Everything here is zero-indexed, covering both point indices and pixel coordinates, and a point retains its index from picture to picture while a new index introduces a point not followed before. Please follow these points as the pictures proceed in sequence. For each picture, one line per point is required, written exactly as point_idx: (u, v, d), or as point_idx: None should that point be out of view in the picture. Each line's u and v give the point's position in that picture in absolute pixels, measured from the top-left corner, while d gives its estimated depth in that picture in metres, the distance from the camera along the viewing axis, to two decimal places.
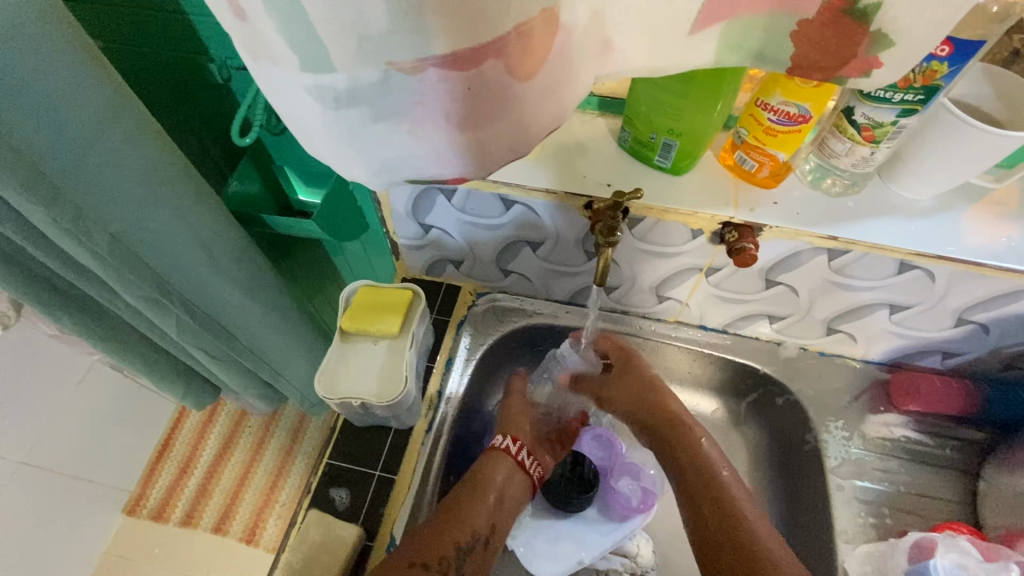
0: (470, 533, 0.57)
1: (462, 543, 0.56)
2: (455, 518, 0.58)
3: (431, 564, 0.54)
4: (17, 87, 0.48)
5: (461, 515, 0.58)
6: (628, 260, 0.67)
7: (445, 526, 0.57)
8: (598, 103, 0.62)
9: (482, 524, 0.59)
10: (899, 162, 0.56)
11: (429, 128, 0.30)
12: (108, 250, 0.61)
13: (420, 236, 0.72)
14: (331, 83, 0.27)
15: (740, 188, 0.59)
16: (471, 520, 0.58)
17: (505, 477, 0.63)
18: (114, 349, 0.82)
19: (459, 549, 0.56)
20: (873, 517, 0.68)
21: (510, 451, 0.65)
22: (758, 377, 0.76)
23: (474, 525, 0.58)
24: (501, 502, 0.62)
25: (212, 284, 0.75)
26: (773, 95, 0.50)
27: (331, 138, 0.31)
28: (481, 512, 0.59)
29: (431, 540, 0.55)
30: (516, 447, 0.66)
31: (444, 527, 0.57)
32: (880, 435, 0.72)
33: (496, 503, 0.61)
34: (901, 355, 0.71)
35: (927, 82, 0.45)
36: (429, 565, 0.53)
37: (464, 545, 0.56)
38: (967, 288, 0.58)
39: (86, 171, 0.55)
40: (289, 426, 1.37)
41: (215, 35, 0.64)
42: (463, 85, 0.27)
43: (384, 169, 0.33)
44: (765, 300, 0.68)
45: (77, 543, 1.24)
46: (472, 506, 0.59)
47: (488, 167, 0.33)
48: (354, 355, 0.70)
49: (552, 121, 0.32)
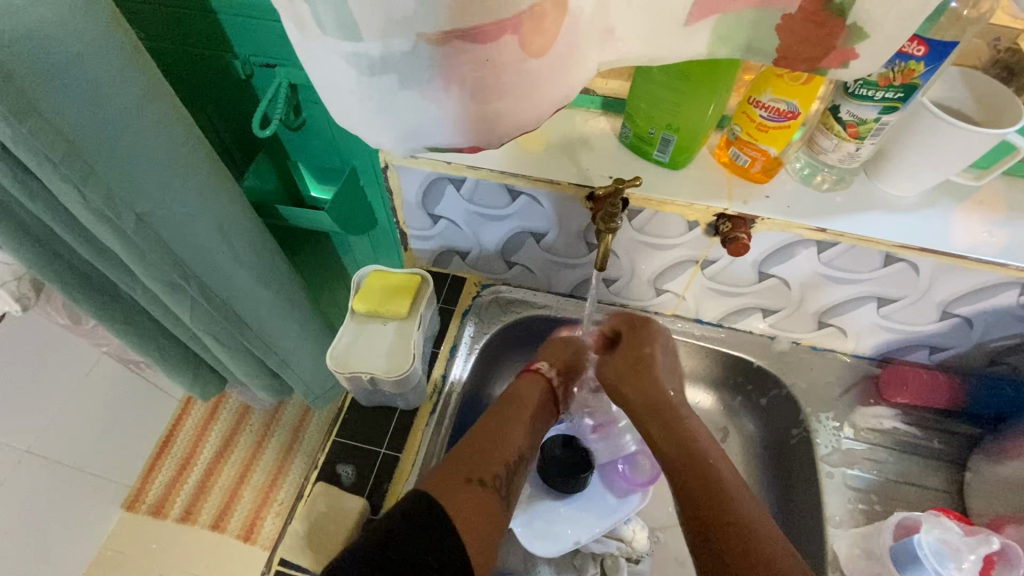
0: (515, 452, 0.62)
1: (510, 462, 0.61)
2: (495, 448, 0.61)
3: (487, 480, 0.58)
4: (63, 69, 0.52)
5: (505, 437, 0.62)
6: (628, 250, 0.70)
7: (496, 446, 0.61)
8: (601, 102, 0.66)
9: (523, 445, 0.63)
10: (884, 159, 0.59)
11: (449, 98, 0.33)
12: (134, 231, 0.64)
13: (429, 227, 0.75)
14: (366, 52, 0.31)
15: (735, 183, 0.62)
16: (515, 441, 0.63)
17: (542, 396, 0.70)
18: (129, 335, 0.85)
19: (508, 468, 0.60)
20: (862, 504, 0.70)
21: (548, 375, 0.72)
22: (752, 370, 0.79)
23: (516, 442, 0.63)
24: (535, 424, 0.67)
25: (228, 270, 0.78)
26: (764, 92, 0.54)
27: (362, 106, 0.35)
28: (521, 433, 0.64)
29: (482, 460, 0.59)
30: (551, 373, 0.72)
31: (497, 446, 0.61)
32: (870, 426, 0.74)
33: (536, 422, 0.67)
34: (890, 350, 0.74)
35: (906, 81, 0.49)
36: (486, 480, 0.58)
37: (511, 465, 0.61)
38: (949, 281, 0.61)
39: (119, 152, 0.59)
40: (290, 423, 1.38)
41: (243, 31, 0.68)
42: (483, 59, 0.31)
43: (407, 136, 0.37)
44: (759, 293, 0.71)
45: (77, 534, 1.25)
46: (511, 430, 0.64)
47: (499, 138, 0.37)
48: (364, 336, 0.73)
49: (559, 98, 0.36)
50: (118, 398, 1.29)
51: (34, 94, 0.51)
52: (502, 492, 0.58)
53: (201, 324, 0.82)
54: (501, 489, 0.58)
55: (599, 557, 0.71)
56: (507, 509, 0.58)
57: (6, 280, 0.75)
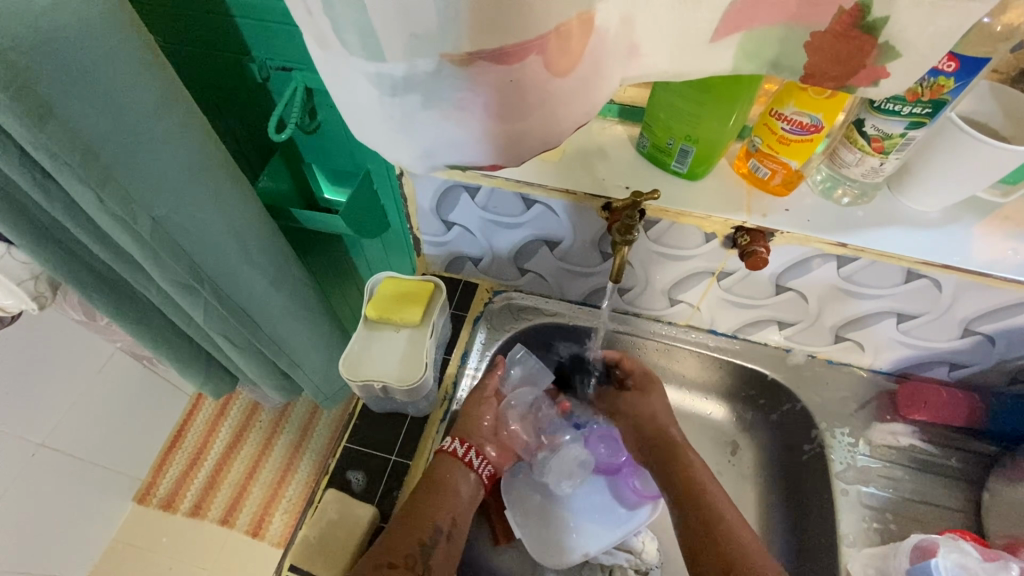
0: (431, 529, 0.60)
1: (425, 540, 0.59)
2: (406, 529, 0.60)
3: (398, 562, 0.57)
4: (82, 73, 0.52)
5: (419, 514, 0.61)
6: (642, 261, 0.69)
7: (405, 527, 0.60)
8: (618, 111, 0.65)
9: (442, 519, 0.61)
10: (908, 174, 0.58)
11: (471, 117, 0.33)
12: (150, 234, 0.65)
13: (442, 233, 0.75)
14: (389, 72, 0.30)
15: (753, 195, 0.61)
16: (428, 518, 0.61)
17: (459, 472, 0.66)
18: (144, 335, 0.86)
19: (422, 546, 0.59)
20: (877, 522, 0.69)
21: (457, 452, 0.67)
22: (766, 382, 0.78)
23: (435, 520, 0.61)
24: (457, 496, 0.64)
25: (241, 273, 0.78)
26: (787, 105, 0.53)
27: (383, 123, 0.35)
28: (438, 510, 0.62)
29: (395, 542, 0.59)
30: (464, 449, 0.67)
31: (409, 526, 0.60)
32: (886, 443, 0.73)
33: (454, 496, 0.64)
34: (908, 365, 0.73)
35: (935, 96, 0.48)
36: (397, 563, 0.57)
37: (427, 541, 0.59)
38: (972, 298, 0.60)
39: (134, 156, 0.59)
40: (299, 421, 1.39)
41: (260, 35, 0.68)
42: (507, 78, 0.30)
43: (427, 154, 0.36)
44: (776, 305, 0.70)
45: (89, 528, 1.27)
46: (429, 506, 0.62)
47: (519, 156, 0.36)
48: (376, 343, 0.73)
49: (581, 116, 0.35)
50: (132, 393, 1.30)
51: (52, 99, 0.51)
52: (419, 572, 0.57)
53: (214, 327, 0.82)
54: (416, 567, 0.57)
55: (607, 568, 0.71)
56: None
57: (24, 280, 0.75)
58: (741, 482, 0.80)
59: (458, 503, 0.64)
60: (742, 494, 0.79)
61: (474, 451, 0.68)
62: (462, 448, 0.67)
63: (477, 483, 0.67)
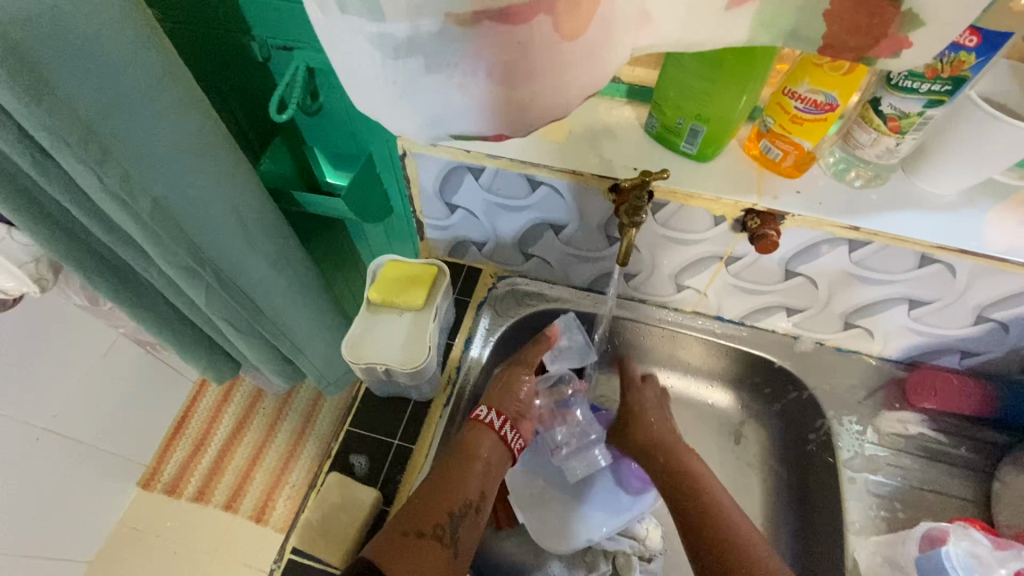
0: (462, 500, 0.59)
1: (454, 511, 0.58)
2: (438, 497, 0.58)
3: (425, 532, 0.56)
4: (80, 47, 0.51)
5: (449, 484, 0.60)
6: (649, 244, 0.68)
7: (434, 496, 0.59)
8: (626, 91, 0.64)
9: (472, 491, 0.60)
10: (924, 156, 0.57)
11: (476, 83, 0.32)
12: (150, 215, 0.64)
13: (446, 216, 0.74)
14: (392, 34, 0.29)
15: (764, 177, 0.60)
16: (459, 488, 0.60)
17: (490, 445, 0.65)
18: (145, 319, 0.85)
19: (451, 517, 0.58)
20: (885, 511, 0.68)
21: (494, 424, 0.65)
22: (773, 369, 0.77)
23: (465, 492, 0.60)
24: (488, 469, 0.63)
25: (243, 255, 0.77)
26: (801, 83, 0.51)
27: (386, 90, 0.33)
28: (469, 480, 0.61)
29: (423, 511, 0.57)
30: (500, 422, 0.66)
31: (437, 497, 0.59)
32: (894, 431, 0.72)
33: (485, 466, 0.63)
34: (918, 353, 0.72)
35: (955, 73, 0.46)
36: (424, 533, 0.55)
37: (457, 512, 0.58)
38: (986, 284, 0.59)
39: (133, 134, 0.58)
40: (303, 408, 1.40)
41: (260, 12, 0.66)
42: (514, 41, 0.29)
43: (431, 124, 0.35)
44: (785, 291, 0.69)
45: (95, 513, 1.28)
46: (459, 478, 0.60)
47: (525, 128, 0.35)
48: (379, 326, 0.73)
49: (590, 86, 0.34)
50: (136, 380, 1.30)
51: (48, 72, 0.50)
52: (447, 542, 0.56)
53: (216, 311, 0.82)
54: (443, 538, 0.56)
55: (611, 555, 0.70)
56: (454, 559, 0.56)
57: (24, 261, 0.75)
58: (746, 470, 0.80)
59: (487, 474, 0.62)
60: (747, 484, 0.79)
61: (510, 423, 0.67)
62: (499, 419, 0.65)
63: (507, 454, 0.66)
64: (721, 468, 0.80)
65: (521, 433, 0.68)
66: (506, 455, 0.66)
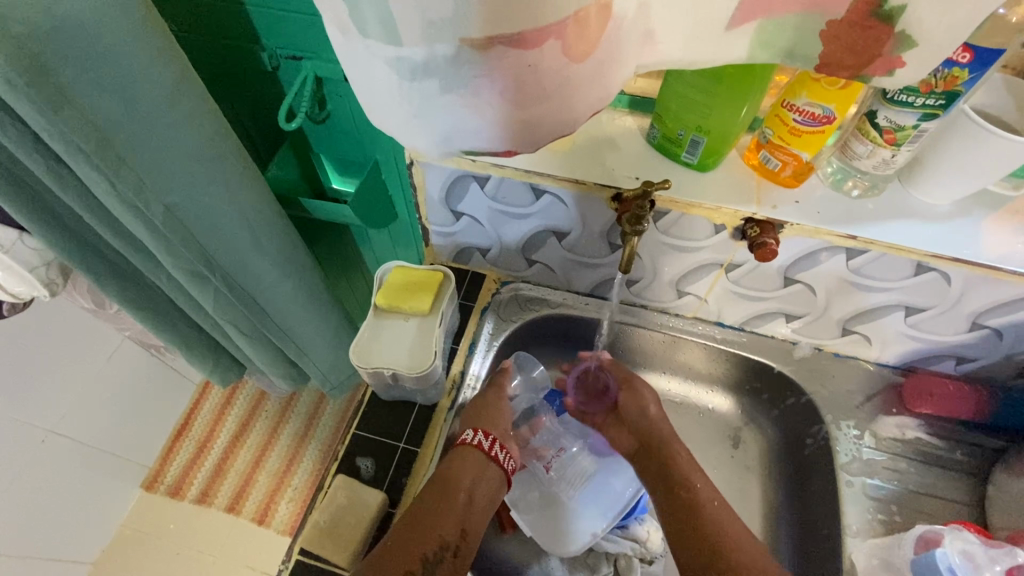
0: (437, 542, 0.58)
1: (428, 556, 0.57)
2: (413, 538, 0.58)
3: None
4: (97, 60, 0.52)
5: (426, 524, 0.59)
6: (651, 252, 0.69)
7: (407, 540, 0.58)
8: (629, 101, 0.65)
9: (450, 532, 0.59)
10: (919, 167, 0.58)
11: (487, 101, 0.33)
12: (162, 221, 0.65)
13: (451, 223, 0.75)
14: (408, 56, 0.31)
15: (764, 187, 0.61)
16: (435, 532, 0.59)
17: (475, 476, 0.64)
18: (154, 323, 0.87)
19: (425, 563, 0.57)
20: (881, 514, 0.69)
21: (482, 446, 0.65)
22: (772, 375, 0.78)
23: (441, 532, 0.59)
24: (469, 506, 0.62)
25: (251, 261, 0.79)
26: (799, 96, 0.53)
27: (400, 108, 0.35)
28: (448, 518, 0.60)
29: (394, 555, 0.57)
30: (488, 443, 0.66)
31: (409, 542, 0.58)
32: (892, 436, 0.73)
33: (465, 506, 0.62)
34: (915, 359, 0.73)
35: (948, 88, 0.47)
36: None
37: (431, 556, 0.57)
38: (980, 292, 0.60)
39: (147, 143, 0.59)
40: (305, 410, 1.41)
41: (271, 23, 0.68)
42: (525, 63, 0.30)
43: (442, 140, 0.37)
44: (784, 297, 0.70)
45: (99, 515, 1.29)
46: (436, 518, 0.60)
47: (532, 143, 0.37)
48: (385, 331, 0.74)
49: (596, 103, 0.35)
50: (141, 382, 1.31)
51: (66, 85, 0.51)
52: None
53: (224, 316, 0.83)
54: None
55: (612, 557, 0.71)
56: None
57: (36, 266, 0.76)
58: (744, 473, 0.81)
59: (467, 514, 0.61)
60: (745, 487, 0.80)
61: (499, 444, 0.67)
62: (487, 442, 0.65)
63: (493, 491, 0.64)
64: (721, 472, 0.82)
65: (511, 453, 0.68)
66: (497, 481, 0.66)
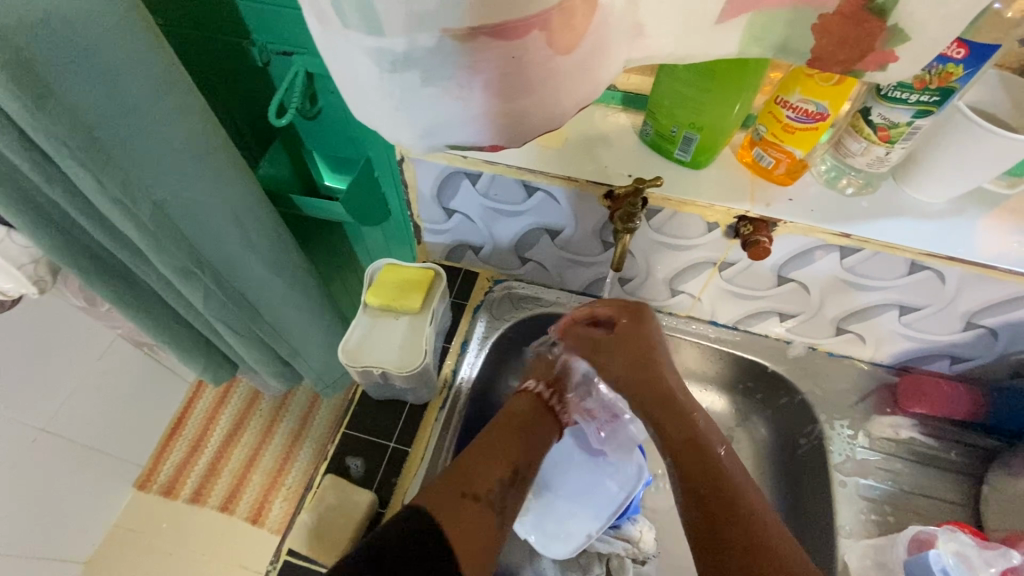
0: (513, 466, 0.61)
1: (504, 478, 0.59)
2: (489, 461, 0.60)
3: (480, 497, 0.57)
4: (82, 54, 0.51)
5: (501, 450, 0.62)
6: (644, 250, 0.69)
7: (490, 460, 0.60)
8: (621, 98, 0.64)
9: (522, 460, 0.62)
10: (913, 165, 0.57)
11: (472, 95, 0.32)
12: (150, 218, 0.64)
13: (443, 221, 0.75)
14: (390, 48, 0.30)
15: (757, 185, 0.60)
16: (509, 458, 0.62)
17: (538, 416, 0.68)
18: (144, 321, 0.86)
19: (502, 483, 0.59)
20: (875, 514, 0.69)
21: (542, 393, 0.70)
22: (766, 374, 0.78)
23: (515, 458, 0.62)
24: (536, 440, 0.65)
25: (241, 258, 0.78)
26: (792, 92, 0.52)
27: (383, 101, 0.34)
28: (517, 449, 0.62)
29: (476, 475, 0.58)
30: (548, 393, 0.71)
31: (487, 464, 0.59)
32: (886, 436, 0.73)
33: (529, 438, 0.65)
34: (909, 358, 0.73)
35: (943, 84, 0.47)
36: (479, 495, 0.57)
37: (507, 479, 0.60)
38: (975, 291, 0.60)
39: (134, 139, 0.58)
40: (299, 409, 1.40)
41: (260, 17, 0.67)
42: (509, 55, 0.30)
43: (427, 134, 0.36)
44: (777, 296, 0.70)
45: (91, 514, 1.28)
46: (510, 445, 0.62)
47: (519, 138, 0.36)
48: (376, 330, 0.73)
49: (583, 98, 0.35)
50: (133, 380, 1.30)
51: (50, 79, 0.50)
52: (495, 507, 0.57)
53: (216, 314, 0.83)
54: (495, 503, 0.58)
55: (605, 558, 0.72)
56: (498, 530, 0.57)
57: (23, 263, 0.75)
58: None
59: (532, 447, 0.64)
60: None
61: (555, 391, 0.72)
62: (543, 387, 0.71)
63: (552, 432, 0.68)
64: None
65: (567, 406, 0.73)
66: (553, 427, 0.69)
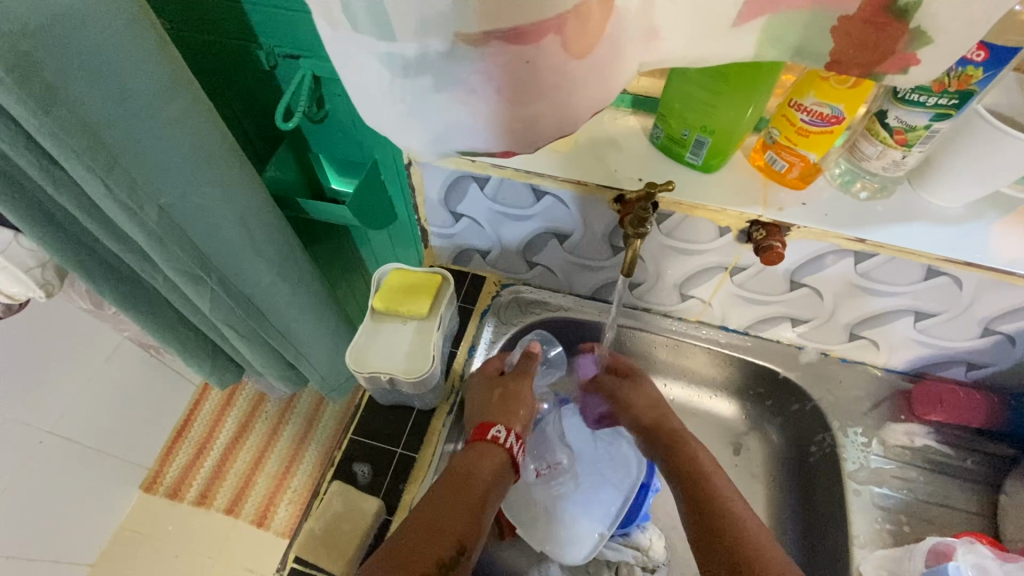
0: (453, 545, 0.53)
1: (444, 559, 0.52)
2: (433, 527, 0.54)
3: None
4: (90, 59, 0.51)
5: (443, 518, 0.55)
6: (654, 254, 0.68)
7: (423, 541, 0.52)
8: (631, 101, 0.64)
9: (464, 534, 0.54)
10: (930, 169, 0.56)
11: (483, 99, 0.32)
12: (157, 223, 0.64)
13: (450, 224, 0.74)
14: (400, 52, 0.29)
15: (770, 189, 0.59)
16: (450, 530, 0.54)
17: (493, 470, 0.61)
18: (150, 324, 0.85)
19: (442, 566, 0.51)
20: (891, 524, 0.67)
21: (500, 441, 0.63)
22: (777, 380, 0.77)
23: (456, 533, 0.54)
24: (489, 497, 0.59)
25: (246, 261, 0.78)
26: (807, 95, 0.51)
27: (393, 106, 0.34)
28: (464, 516, 0.55)
29: (411, 552, 0.51)
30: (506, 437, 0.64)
31: (427, 535, 0.53)
32: (901, 444, 0.72)
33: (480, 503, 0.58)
34: (924, 364, 0.71)
35: (962, 87, 0.46)
36: None
37: (446, 560, 0.52)
38: (993, 297, 0.59)
39: (141, 143, 0.58)
40: (305, 412, 1.40)
41: (267, 21, 0.66)
42: (521, 59, 0.29)
43: (437, 139, 0.36)
44: (789, 301, 0.69)
45: (98, 516, 1.28)
46: (450, 513, 0.55)
47: (531, 143, 0.35)
48: (383, 335, 0.73)
49: (596, 104, 0.34)
50: (140, 382, 1.30)
51: (58, 85, 0.50)
52: None
53: (221, 318, 0.82)
54: None
55: (614, 564, 0.72)
56: None
57: (31, 266, 0.75)
58: (749, 479, 0.80)
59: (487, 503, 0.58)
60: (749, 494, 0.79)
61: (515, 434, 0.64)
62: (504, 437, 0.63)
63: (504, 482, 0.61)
64: None
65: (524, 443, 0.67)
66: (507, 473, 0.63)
